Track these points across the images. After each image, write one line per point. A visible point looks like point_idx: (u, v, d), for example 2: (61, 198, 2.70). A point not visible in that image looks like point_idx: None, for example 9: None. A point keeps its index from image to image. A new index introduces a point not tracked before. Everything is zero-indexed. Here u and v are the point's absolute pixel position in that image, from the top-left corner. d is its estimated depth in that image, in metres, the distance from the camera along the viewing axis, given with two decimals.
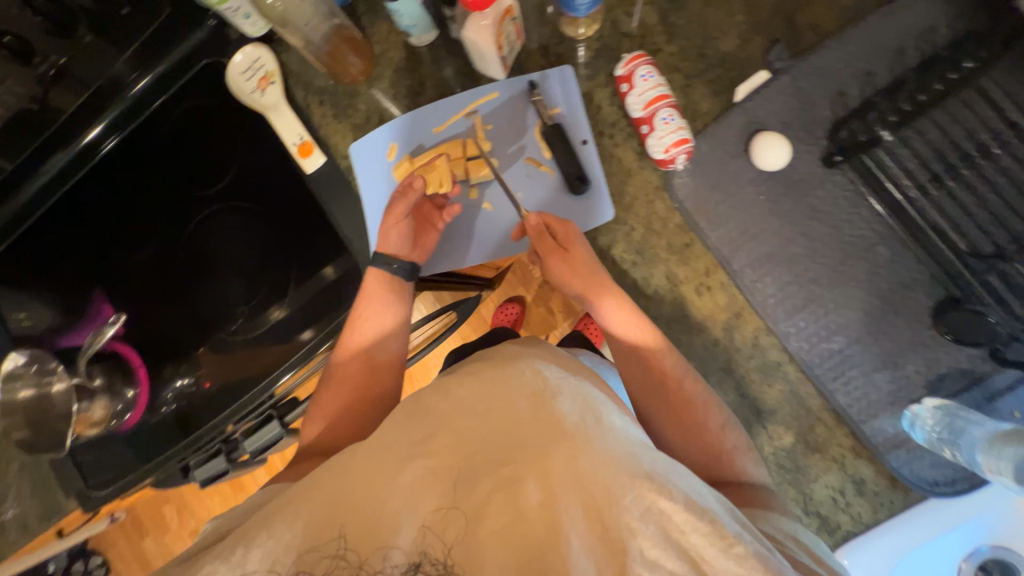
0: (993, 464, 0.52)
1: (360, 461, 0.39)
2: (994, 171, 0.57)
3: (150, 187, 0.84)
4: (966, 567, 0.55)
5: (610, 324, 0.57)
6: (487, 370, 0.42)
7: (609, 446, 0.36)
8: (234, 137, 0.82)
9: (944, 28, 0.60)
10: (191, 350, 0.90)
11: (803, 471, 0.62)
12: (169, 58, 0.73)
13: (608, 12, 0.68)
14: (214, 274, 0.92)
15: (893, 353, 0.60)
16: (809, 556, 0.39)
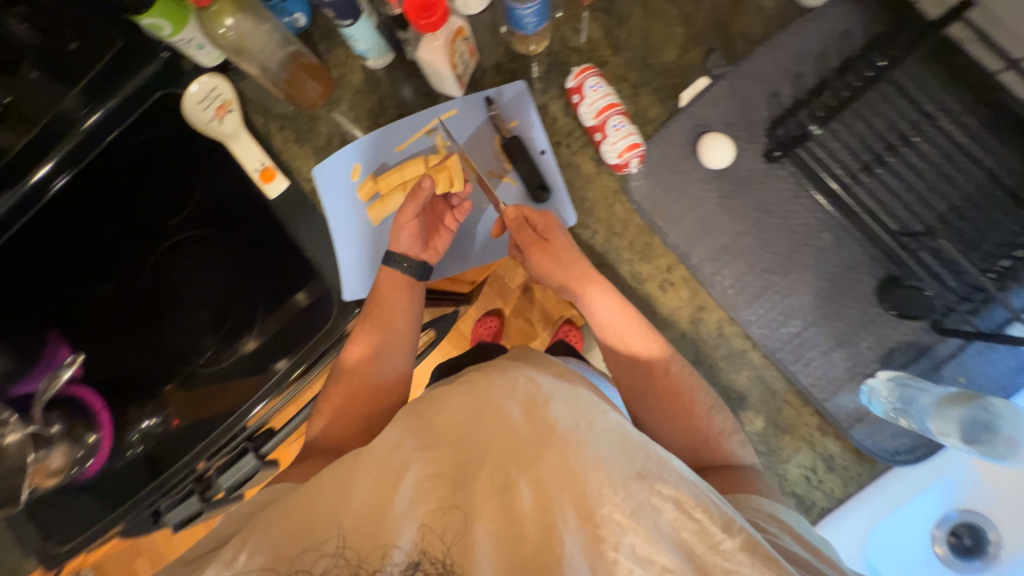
0: (943, 428, 0.54)
1: (361, 470, 0.40)
2: (918, 157, 0.62)
3: (108, 223, 0.82)
4: (940, 533, 0.59)
5: (597, 318, 0.59)
6: (478, 377, 0.43)
7: (603, 449, 0.37)
8: (190, 165, 0.81)
9: (858, 31, 0.66)
10: (157, 388, 0.88)
11: (777, 453, 0.65)
12: (124, 92, 0.73)
13: (556, 30, 0.72)
14: (179, 308, 0.90)
15: (846, 332, 0.64)
16: (791, 537, 0.42)
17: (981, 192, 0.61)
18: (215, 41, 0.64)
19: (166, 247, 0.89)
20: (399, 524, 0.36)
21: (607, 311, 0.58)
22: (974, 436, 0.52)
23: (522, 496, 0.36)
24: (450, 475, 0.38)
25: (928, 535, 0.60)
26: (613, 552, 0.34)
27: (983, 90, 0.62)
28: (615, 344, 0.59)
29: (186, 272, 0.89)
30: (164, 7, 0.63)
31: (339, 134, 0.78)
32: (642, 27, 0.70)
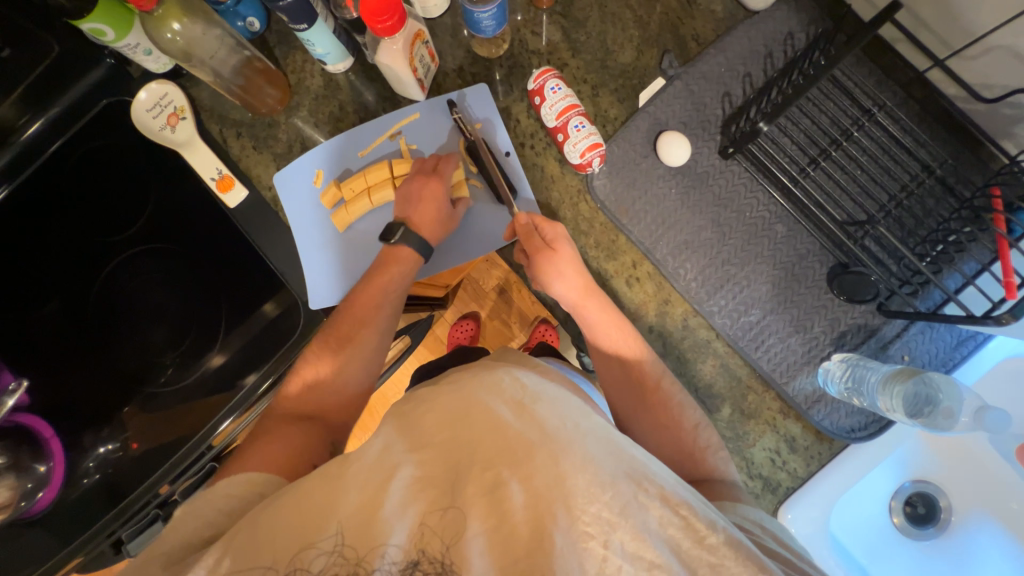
0: (890, 403, 0.58)
1: (350, 471, 0.38)
2: (857, 151, 0.66)
3: (46, 240, 0.76)
4: (896, 502, 0.71)
5: (590, 323, 0.61)
6: (466, 378, 0.43)
7: (591, 450, 0.38)
8: (143, 179, 0.79)
9: (800, 33, 0.69)
10: (113, 413, 0.84)
11: (743, 437, 0.68)
12: (66, 101, 0.70)
13: (515, 33, 0.73)
14: (135, 325, 0.87)
15: (801, 318, 0.67)
16: (771, 537, 0.44)
17: (918, 182, 0.65)
18: (162, 47, 0.62)
19: (117, 265, 0.86)
20: (391, 525, 0.35)
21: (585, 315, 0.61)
22: (917, 410, 0.56)
23: (514, 495, 0.36)
24: (441, 476, 0.38)
25: (887, 507, 0.72)
26: (603, 550, 0.35)
27: (912, 87, 0.66)
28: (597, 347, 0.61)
29: (142, 287, 0.87)
30: (106, 13, 0.60)
31: (299, 140, 0.76)
32: (599, 30, 0.72)
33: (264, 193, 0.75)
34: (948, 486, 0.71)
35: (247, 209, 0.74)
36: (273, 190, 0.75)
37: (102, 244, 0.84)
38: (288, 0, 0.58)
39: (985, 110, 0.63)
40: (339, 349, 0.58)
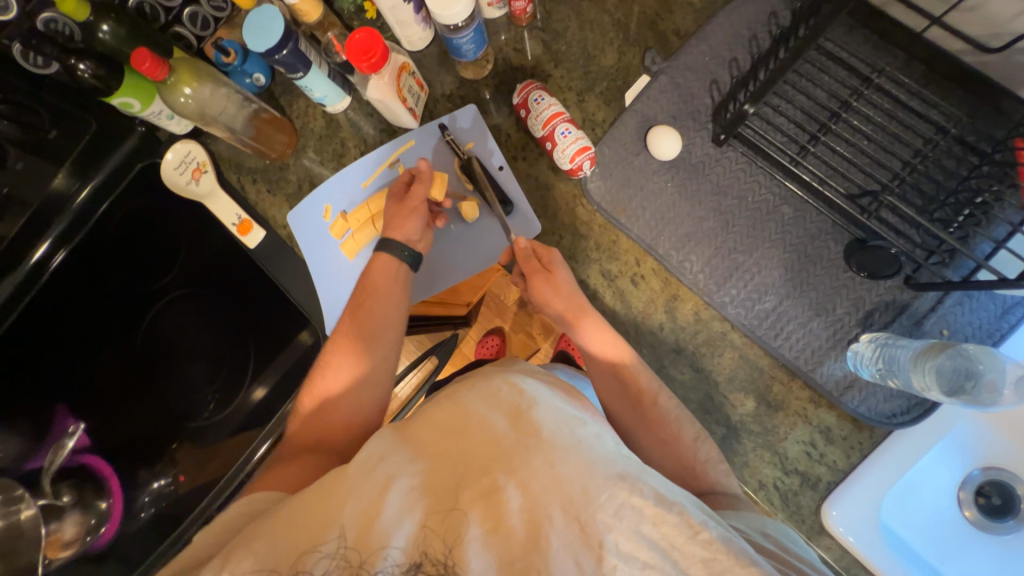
0: (923, 381, 0.54)
1: (347, 480, 0.40)
2: (861, 119, 0.63)
3: (96, 298, 0.82)
4: (965, 493, 0.66)
5: (583, 337, 0.60)
6: (464, 388, 0.44)
7: (586, 453, 0.37)
8: (176, 232, 0.85)
9: (783, 12, 0.68)
10: (166, 449, 0.92)
11: (773, 432, 0.64)
12: (105, 168, 0.77)
13: (498, 53, 0.76)
14: (182, 368, 0.93)
15: (821, 299, 0.63)
16: (771, 542, 0.45)
17: (933, 144, 0.61)
18: (178, 111, 0.69)
19: (162, 313, 0.91)
20: (391, 528, 0.36)
21: (590, 327, 0.60)
22: (959, 387, 0.53)
23: (510, 499, 0.36)
24: (440, 482, 0.39)
25: (955, 498, 0.66)
26: (598, 549, 0.35)
27: (913, 47, 0.63)
28: (597, 357, 0.59)
29: (186, 330, 0.92)
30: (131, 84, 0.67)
31: (307, 178, 0.81)
32: (578, 39, 0.74)
33: (280, 231, 0.80)
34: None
35: (267, 247, 0.80)
36: (288, 228, 0.80)
37: (145, 293, 0.88)
38: (282, 53, 0.63)
39: (999, 61, 0.59)
40: (342, 373, 0.59)
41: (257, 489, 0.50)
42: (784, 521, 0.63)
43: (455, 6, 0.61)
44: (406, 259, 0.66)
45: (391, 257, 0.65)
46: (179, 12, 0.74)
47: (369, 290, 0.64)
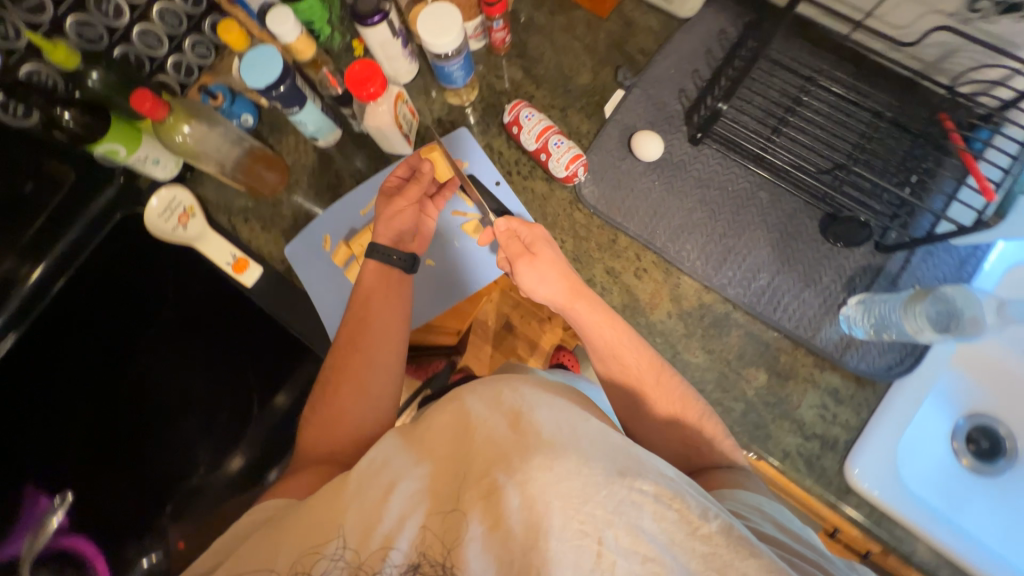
0: (915, 324, 0.60)
1: (350, 488, 0.43)
2: (813, 112, 0.72)
3: (64, 365, 0.76)
4: (958, 443, 0.72)
5: (586, 328, 0.62)
6: (467, 390, 0.46)
7: (584, 452, 0.38)
8: (159, 278, 0.81)
9: (732, 28, 0.77)
10: (155, 513, 0.86)
11: (788, 400, 0.67)
12: (81, 222, 0.75)
13: (483, 80, 0.81)
14: (169, 427, 0.86)
15: (808, 271, 0.69)
16: (769, 518, 0.46)
17: (875, 128, 0.70)
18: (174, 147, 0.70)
19: (140, 372, 0.83)
20: (393, 529, 0.39)
21: (598, 326, 0.61)
22: (946, 325, 0.59)
23: (510, 499, 0.37)
24: (441, 489, 0.41)
25: (951, 449, 0.72)
26: (597, 545, 0.35)
27: (841, 51, 0.74)
28: (609, 362, 0.61)
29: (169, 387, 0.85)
30: (122, 133, 0.67)
31: (302, 211, 0.81)
32: (554, 62, 0.81)
33: (278, 266, 0.79)
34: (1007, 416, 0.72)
35: (264, 284, 0.78)
36: (286, 262, 0.79)
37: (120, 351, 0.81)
38: (279, 90, 0.65)
39: (913, 55, 0.70)
40: (347, 386, 0.60)
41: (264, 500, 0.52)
42: (813, 485, 0.65)
43: (446, 38, 0.64)
44: (400, 263, 0.68)
45: (381, 262, 0.67)
46: (164, 62, 0.74)
47: (361, 295, 0.66)
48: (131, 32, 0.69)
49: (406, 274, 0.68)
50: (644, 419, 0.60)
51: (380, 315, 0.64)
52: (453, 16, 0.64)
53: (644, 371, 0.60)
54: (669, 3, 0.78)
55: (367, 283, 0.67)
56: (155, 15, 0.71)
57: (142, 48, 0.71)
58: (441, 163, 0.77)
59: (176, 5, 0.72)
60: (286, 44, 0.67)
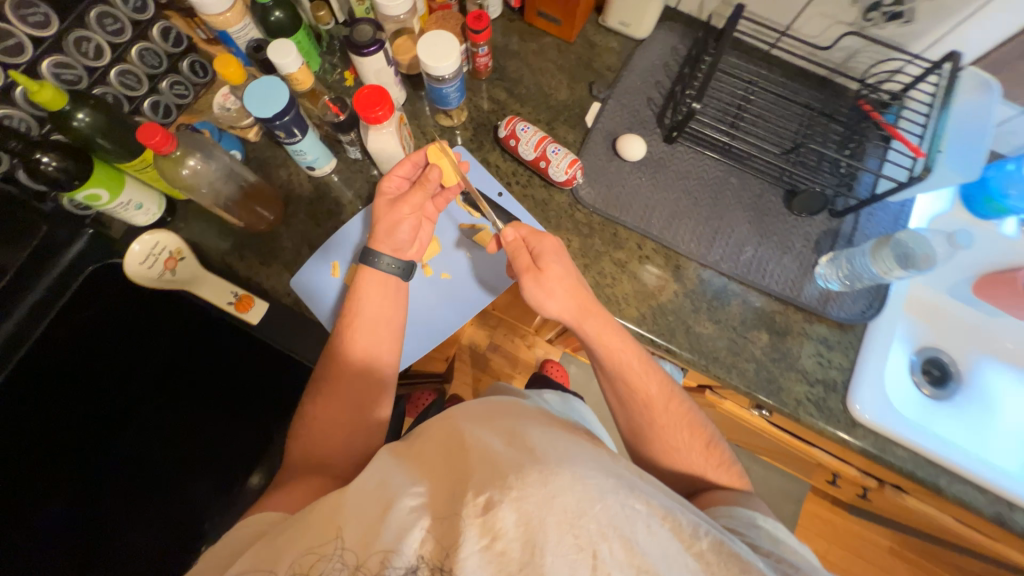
0: (883, 265, 0.70)
1: (349, 504, 0.46)
2: (761, 108, 0.85)
3: (58, 430, 0.75)
4: (918, 376, 0.88)
5: (596, 345, 0.67)
6: (454, 419, 0.53)
7: (577, 469, 0.42)
8: (144, 326, 0.79)
9: (682, 44, 0.89)
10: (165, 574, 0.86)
11: (790, 353, 0.76)
12: (41, 283, 0.68)
13: (470, 103, 0.87)
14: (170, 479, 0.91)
15: (783, 239, 0.79)
16: (765, 537, 0.52)
17: (810, 118, 0.84)
18: (174, 182, 0.66)
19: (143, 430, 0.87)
20: (392, 535, 0.41)
21: (613, 344, 0.67)
22: (905, 263, 0.70)
23: (505, 516, 0.39)
24: (440, 500, 0.43)
25: (914, 382, 0.87)
26: (593, 559, 0.37)
27: (770, 59, 0.89)
28: (617, 380, 0.68)
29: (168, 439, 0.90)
30: (101, 175, 0.62)
31: (304, 241, 0.79)
32: (533, 83, 0.88)
33: (285, 299, 0.76)
34: (938, 343, 0.91)
35: (272, 320, 0.75)
36: (293, 294, 0.77)
37: (121, 414, 0.84)
38: (284, 119, 0.65)
39: (828, 57, 0.85)
40: (332, 408, 0.65)
41: (262, 510, 0.55)
42: (825, 424, 0.73)
43: (445, 62, 0.68)
44: (396, 271, 0.70)
45: (382, 270, 0.70)
46: (142, 103, 0.71)
47: (356, 306, 0.68)
48: (110, 74, 0.66)
49: (402, 281, 0.71)
50: (663, 438, 0.65)
51: (372, 325, 0.68)
52: (452, 44, 0.69)
53: (659, 398, 0.66)
54: (626, 27, 0.88)
55: (366, 291, 0.69)
56: (133, 56, 0.68)
57: (121, 89, 0.69)
58: (450, 168, 0.72)
59: (156, 44, 0.70)
60: (287, 75, 0.67)
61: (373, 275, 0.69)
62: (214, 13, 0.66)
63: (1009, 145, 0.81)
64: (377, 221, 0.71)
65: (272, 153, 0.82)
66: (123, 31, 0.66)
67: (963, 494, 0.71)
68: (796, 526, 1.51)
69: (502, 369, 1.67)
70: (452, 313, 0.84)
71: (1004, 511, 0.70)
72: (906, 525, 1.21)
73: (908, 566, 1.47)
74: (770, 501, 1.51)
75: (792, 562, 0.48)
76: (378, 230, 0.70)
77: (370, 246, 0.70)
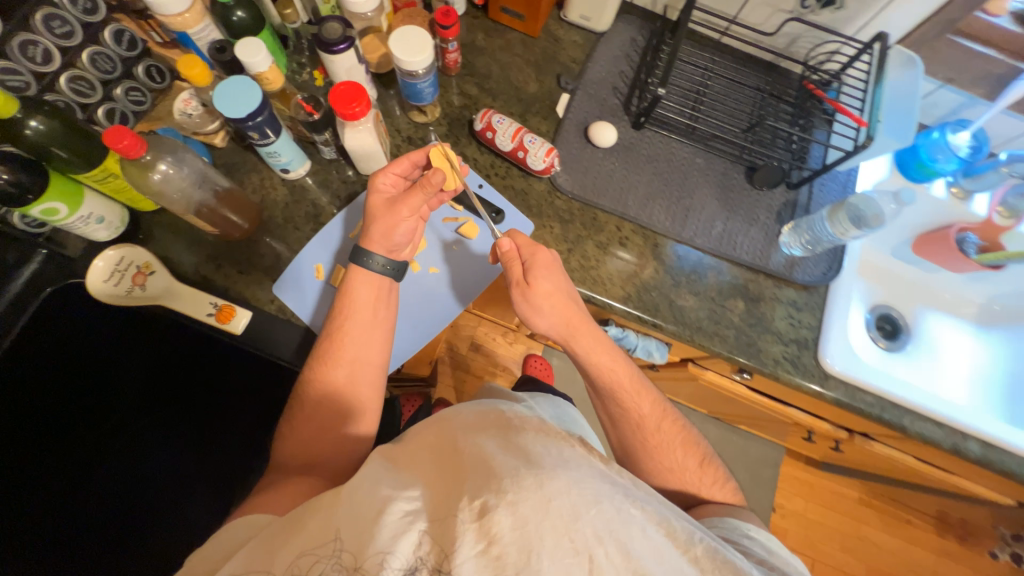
0: (841, 227, 0.77)
1: (343, 506, 0.46)
2: (717, 93, 0.91)
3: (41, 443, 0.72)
4: (874, 333, 0.95)
5: (591, 363, 0.70)
6: (442, 422, 0.52)
7: (572, 473, 0.42)
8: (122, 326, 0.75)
9: (640, 36, 0.93)
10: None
11: (764, 317, 0.81)
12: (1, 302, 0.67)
13: (443, 100, 0.87)
14: (162, 502, 0.85)
15: (748, 212, 0.85)
16: (760, 546, 0.57)
17: (762, 100, 0.91)
18: (143, 189, 0.64)
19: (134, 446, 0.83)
20: (386, 538, 0.41)
21: (603, 361, 0.70)
22: (859, 223, 0.77)
23: (500, 520, 0.39)
24: (437, 500, 0.43)
25: (870, 338, 0.95)
26: (589, 562, 0.38)
27: (722, 47, 0.94)
28: (608, 394, 0.71)
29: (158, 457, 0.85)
30: (58, 187, 0.59)
31: (283, 246, 0.77)
32: (503, 77, 0.90)
33: (268, 306, 0.74)
34: (887, 300, 0.99)
35: (256, 329, 0.73)
36: (276, 300, 0.74)
37: (107, 434, 0.80)
38: (257, 119, 0.63)
39: (773, 43, 0.92)
40: (314, 423, 0.64)
41: (253, 513, 0.54)
42: (801, 379, 0.78)
43: (418, 57, 0.70)
44: (389, 272, 0.69)
45: (374, 271, 0.68)
46: (95, 111, 0.67)
47: (345, 311, 0.67)
48: (60, 80, 0.63)
49: (395, 283, 0.71)
50: (655, 449, 0.69)
51: (364, 329, 0.67)
52: (425, 38, 0.71)
53: (652, 416, 0.70)
54: (587, 21, 0.92)
55: (356, 294, 0.68)
56: (84, 61, 0.65)
57: (73, 96, 0.65)
58: (451, 171, 0.72)
59: (109, 47, 0.67)
60: (257, 74, 0.68)
61: (366, 276, 0.68)
62: (171, 13, 0.64)
63: (932, 118, 0.92)
64: (370, 221, 0.68)
65: (241, 158, 0.80)
66: (73, 34, 0.63)
67: (924, 430, 0.78)
68: (776, 488, 1.59)
69: (487, 368, 1.67)
70: (440, 309, 0.82)
71: (959, 442, 0.78)
72: (874, 473, 1.30)
73: (877, 513, 1.59)
74: (752, 467, 1.59)
75: (782, 570, 0.53)
76: (374, 230, 0.68)
77: (362, 246, 0.68)
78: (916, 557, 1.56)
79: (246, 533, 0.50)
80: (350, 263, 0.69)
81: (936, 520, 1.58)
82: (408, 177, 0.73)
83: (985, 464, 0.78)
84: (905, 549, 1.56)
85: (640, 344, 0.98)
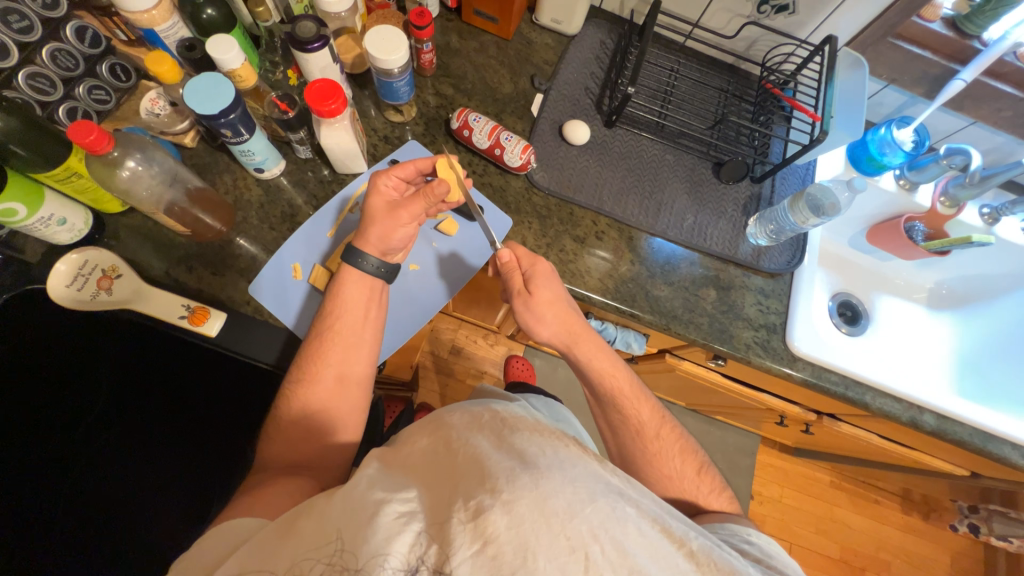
0: (801, 215, 0.82)
1: (336, 510, 0.45)
2: (684, 93, 0.95)
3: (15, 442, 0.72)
4: (836, 318, 1.01)
5: (590, 367, 0.72)
6: (436, 424, 0.51)
7: (568, 473, 0.43)
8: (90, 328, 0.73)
9: (609, 39, 0.97)
10: None
11: (736, 305, 0.85)
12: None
13: (419, 100, 0.88)
14: (133, 509, 0.82)
15: (717, 205, 0.89)
16: (759, 548, 0.57)
17: (725, 100, 0.96)
18: (110, 187, 0.63)
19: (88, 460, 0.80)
20: (382, 541, 0.41)
21: (602, 366, 0.72)
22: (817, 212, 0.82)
23: (497, 519, 0.39)
24: (431, 500, 0.43)
25: (833, 323, 1.00)
26: (585, 558, 0.38)
27: (687, 50, 0.99)
28: (604, 397, 0.73)
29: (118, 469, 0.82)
30: (18, 189, 0.57)
31: (259, 247, 0.76)
32: (477, 78, 0.92)
33: (245, 308, 0.72)
34: (848, 288, 1.05)
35: (233, 332, 0.71)
36: (252, 301, 0.73)
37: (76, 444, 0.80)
38: (230, 117, 0.62)
39: (734, 46, 0.97)
40: (296, 429, 0.63)
41: (235, 517, 0.52)
42: (771, 363, 0.82)
43: (394, 54, 0.71)
44: (382, 274, 0.69)
45: (367, 272, 0.68)
46: (56, 109, 0.66)
47: (335, 314, 0.66)
48: (18, 76, 0.61)
49: (387, 285, 0.70)
50: (648, 448, 0.71)
51: (353, 332, 0.66)
52: (400, 37, 0.72)
53: (651, 420, 0.73)
54: (559, 24, 0.95)
55: (347, 297, 0.67)
56: (44, 57, 0.63)
57: (31, 93, 0.63)
58: (456, 184, 0.71)
59: (70, 44, 0.65)
60: (229, 71, 0.67)
61: (358, 277, 0.68)
62: (139, 9, 0.62)
63: (879, 116, 1.00)
64: (368, 225, 0.68)
65: (212, 158, 0.78)
66: (32, 29, 0.61)
67: (885, 406, 0.82)
68: (753, 476, 1.64)
69: (468, 371, 1.66)
70: (423, 307, 0.82)
71: (916, 415, 0.83)
72: (843, 455, 1.36)
73: (847, 495, 1.66)
74: (729, 456, 1.64)
75: (782, 570, 0.53)
76: (372, 231, 0.67)
77: (357, 247, 0.68)
78: (884, 535, 1.64)
79: (231, 539, 0.49)
80: (342, 262, 0.68)
81: (901, 498, 1.67)
82: (412, 181, 0.73)
83: (941, 437, 0.83)
84: (874, 528, 1.64)
85: (619, 335, 1.00)
